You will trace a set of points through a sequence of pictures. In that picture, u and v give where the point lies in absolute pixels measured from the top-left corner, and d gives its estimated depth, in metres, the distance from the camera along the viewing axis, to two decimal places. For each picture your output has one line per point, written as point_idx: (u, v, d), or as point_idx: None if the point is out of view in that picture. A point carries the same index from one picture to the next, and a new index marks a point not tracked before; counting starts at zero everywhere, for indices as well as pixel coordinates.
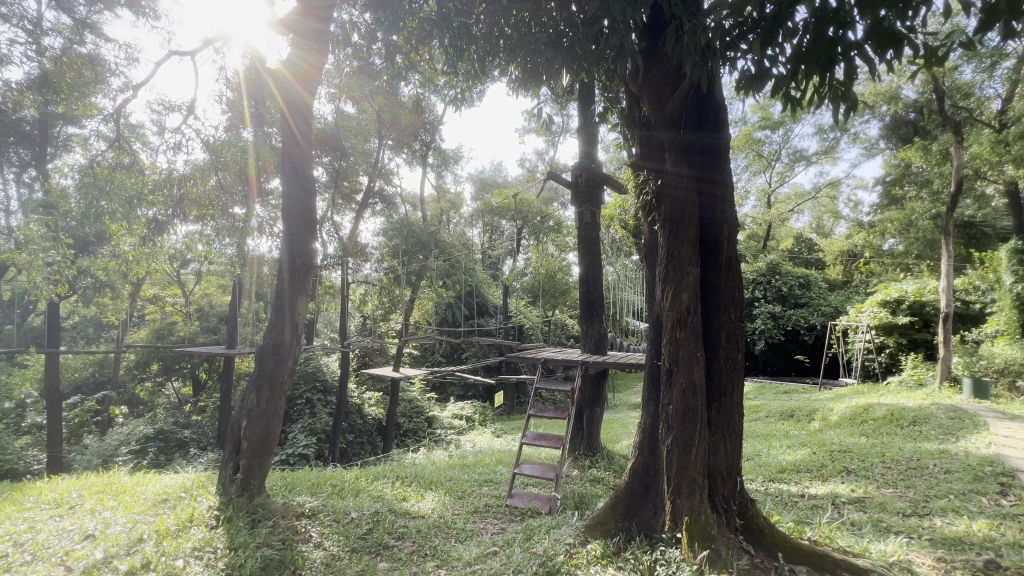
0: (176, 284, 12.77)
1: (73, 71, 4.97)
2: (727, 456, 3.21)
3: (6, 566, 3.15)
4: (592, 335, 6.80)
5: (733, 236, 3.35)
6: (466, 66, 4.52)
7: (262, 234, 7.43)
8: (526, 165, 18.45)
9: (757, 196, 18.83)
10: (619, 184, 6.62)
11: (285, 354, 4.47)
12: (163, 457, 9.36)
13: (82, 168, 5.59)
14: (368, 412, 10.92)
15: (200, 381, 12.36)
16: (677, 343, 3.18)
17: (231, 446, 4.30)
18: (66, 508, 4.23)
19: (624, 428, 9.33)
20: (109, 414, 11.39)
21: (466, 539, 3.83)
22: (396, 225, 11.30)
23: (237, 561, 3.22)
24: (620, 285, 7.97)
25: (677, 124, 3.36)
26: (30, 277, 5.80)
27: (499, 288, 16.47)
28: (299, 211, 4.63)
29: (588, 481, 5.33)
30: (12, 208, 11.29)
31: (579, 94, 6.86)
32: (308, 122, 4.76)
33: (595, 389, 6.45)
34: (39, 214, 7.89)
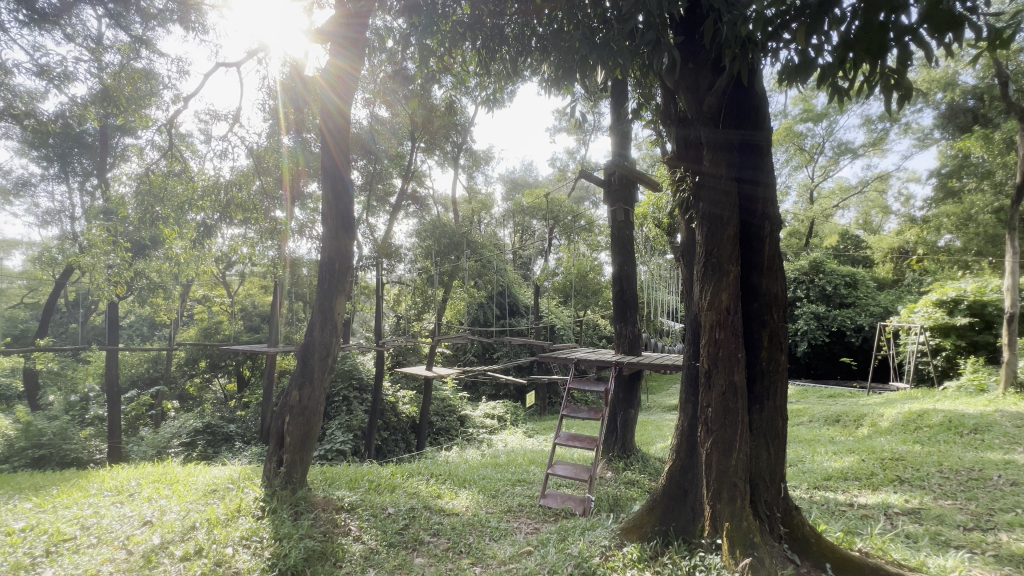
0: (222, 285, 13.43)
1: (132, 85, 5.34)
2: (770, 460, 3.11)
3: (75, 548, 3.37)
4: (625, 336, 6.69)
5: (776, 234, 3.22)
6: (498, 67, 4.54)
7: (301, 237, 7.71)
8: (557, 164, 18.38)
9: (798, 191, 18.09)
10: (653, 181, 6.49)
11: (325, 353, 4.61)
12: (211, 449, 9.83)
13: (138, 176, 5.96)
14: (402, 410, 11.12)
15: (244, 378, 12.94)
16: (717, 343, 3.09)
17: (275, 441, 4.47)
18: (126, 495, 4.51)
19: (658, 430, 9.15)
20: (162, 408, 12.03)
21: (501, 538, 3.84)
22: (429, 226, 11.48)
23: (281, 551, 3.33)
24: (653, 285, 7.84)
25: (715, 119, 3.25)
26: (93, 278, 6.20)
27: (530, 288, 16.48)
28: (337, 213, 4.77)
29: (622, 484, 5.26)
30: (76, 215, 12.14)
31: (611, 92, 6.78)
32: (344, 126, 4.89)
33: (629, 390, 6.35)
34: (102, 220, 8.50)
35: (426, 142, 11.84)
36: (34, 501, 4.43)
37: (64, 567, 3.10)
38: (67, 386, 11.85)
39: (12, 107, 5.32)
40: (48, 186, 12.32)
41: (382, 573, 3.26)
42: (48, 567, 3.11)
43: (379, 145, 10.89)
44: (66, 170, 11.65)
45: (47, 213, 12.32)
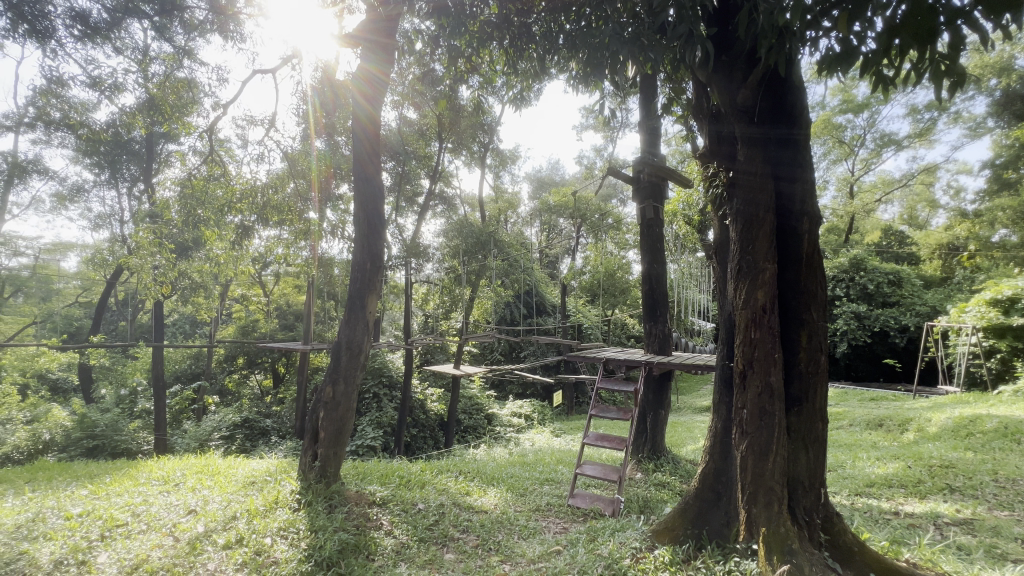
0: (259, 284, 13.90)
1: (176, 94, 5.61)
2: (809, 465, 3.00)
3: (127, 533, 3.57)
4: (655, 335, 6.59)
5: (815, 231, 3.11)
6: (525, 66, 4.57)
7: (334, 237, 7.90)
8: (584, 162, 18.23)
9: (837, 185, 17.36)
10: (684, 177, 6.34)
11: (358, 350, 4.72)
12: (248, 443, 10.22)
13: (181, 181, 6.25)
14: (431, 408, 11.27)
15: (279, 375, 13.37)
16: (753, 343, 3.00)
17: (310, 436, 4.60)
18: (172, 485, 4.73)
19: (688, 432, 8.96)
20: (203, 402, 12.56)
21: (529, 536, 3.85)
22: (456, 226, 11.58)
23: (317, 543, 3.41)
24: (683, 284, 7.67)
25: (750, 113, 3.15)
26: (141, 278, 6.53)
27: (557, 287, 16.41)
28: (369, 214, 4.87)
29: (652, 485, 5.17)
30: (125, 219, 12.79)
31: (641, 88, 6.67)
32: (374, 128, 4.98)
33: (659, 391, 6.24)
34: (147, 223, 8.92)
35: (453, 142, 11.91)
36: (88, 488, 4.70)
37: (118, 551, 3.28)
38: (117, 380, 12.52)
39: (68, 118, 5.65)
40: (100, 191, 13.02)
41: (412, 567, 3.31)
42: (103, 551, 3.30)
43: (407, 146, 11.06)
44: (116, 177, 12.29)
45: (99, 217, 13.07)
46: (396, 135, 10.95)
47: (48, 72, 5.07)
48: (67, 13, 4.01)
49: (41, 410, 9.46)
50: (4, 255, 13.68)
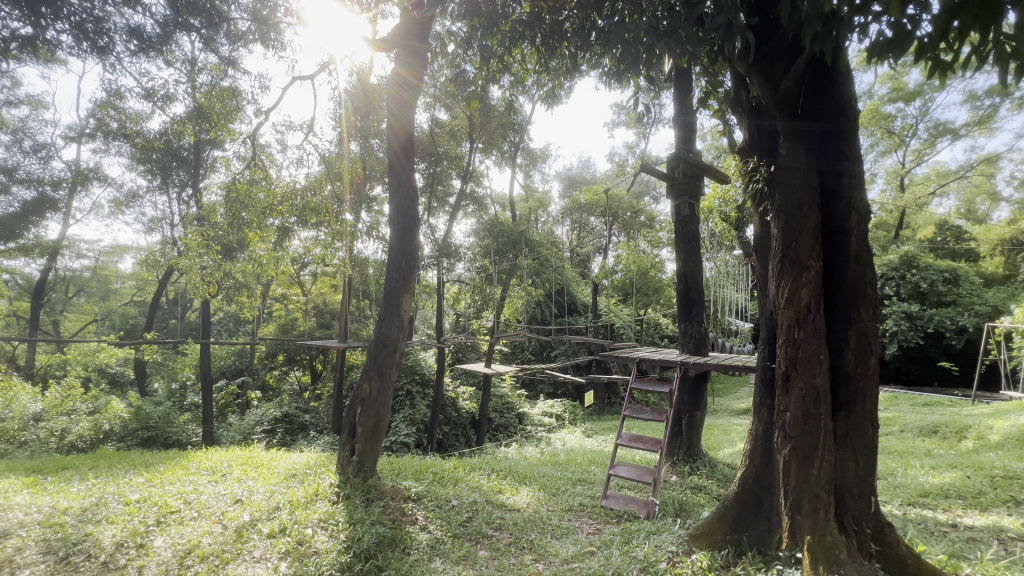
0: (298, 284, 14.38)
1: (221, 102, 5.87)
2: (858, 472, 2.87)
3: (180, 519, 3.78)
4: (691, 335, 6.44)
5: (864, 226, 2.96)
6: (556, 64, 4.55)
7: (368, 238, 8.08)
8: (616, 159, 17.99)
9: (886, 178, 16.44)
10: (721, 172, 6.16)
11: (393, 349, 4.82)
12: (288, 437, 10.63)
13: (226, 185, 6.54)
14: (462, 406, 11.40)
15: (317, 371, 13.80)
16: (796, 344, 2.89)
17: (347, 431, 4.72)
18: (219, 475, 4.97)
19: (724, 435, 8.70)
20: (246, 397, 13.10)
21: (562, 536, 3.83)
22: (487, 225, 11.64)
23: (355, 535, 3.50)
24: (720, 283, 7.44)
25: (793, 105, 3.02)
26: (190, 278, 6.88)
27: (589, 286, 16.26)
28: (403, 215, 4.96)
29: (688, 488, 5.06)
30: (175, 222, 13.47)
31: (675, 82, 6.53)
32: (408, 129, 5.07)
33: (695, 393, 6.09)
34: (196, 225, 9.38)
35: (484, 142, 11.96)
36: (144, 476, 4.99)
37: (172, 536, 3.48)
38: (169, 375, 13.24)
39: (124, 127, 6.00)
40: (153, 197, 13.78)
41: (447, 563, 3.35)
42: (159, 536, 3.50)
43: (438, 146, 11.19)
44: (166, 182, 12.96)
45: (152, 221, 13.86)
46: (428, 136, 11.09)
47: (107, 85, 5.39)
48: (124, 29, 4.18)
49: (102, 401, 9.88)
50: (69, 257, 14.68)
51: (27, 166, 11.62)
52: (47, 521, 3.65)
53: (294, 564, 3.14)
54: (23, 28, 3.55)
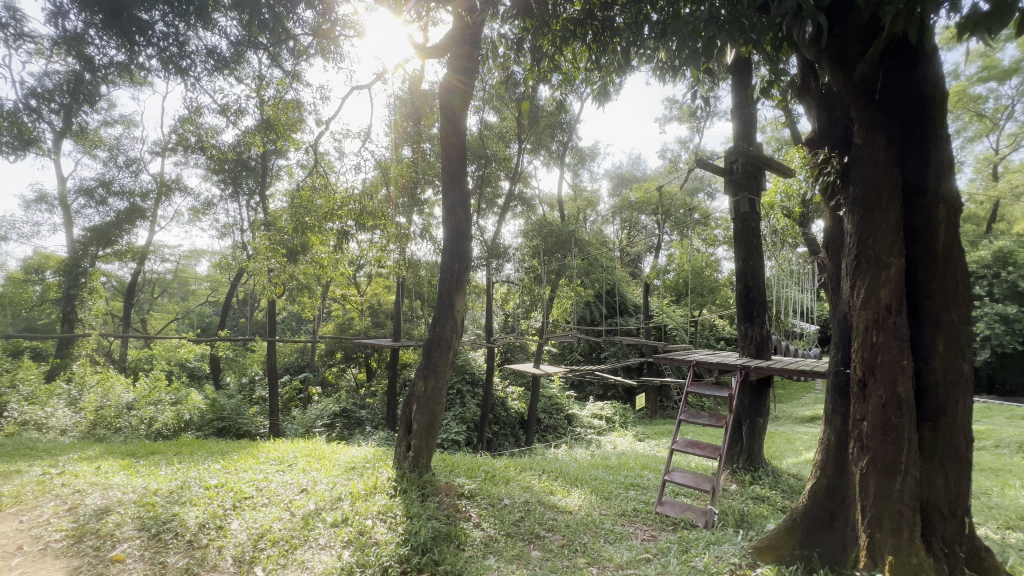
0: (355, 285, 15.01)
1: (287, 114, 6.26)
2: (948, 488, 2.62)
3: (254, 504, 4.05)
4: (752, 338, 6.12)
5: (954, 219, 2.69)
6: (607, 60, 4.48)
7: (421, 240, 8.33)
8: (668, 155, 17.46)
9: (976, 166, 14.86)
10: (785, 165, 5.83)
11: (446, 348, 4.91)
12: (346, 431, 11.14)
13: (291, 192, 6.94)
14: (512, 406, 11.48)
15: (372, 369, 14.34)
16: (875, 348, 2.67)
17: (404, 427, 4.88)
18: (286, 465, 5.29)
19: (788, 444, 8.22)
20: (308, 392, 13.84)
21: (616, 541, 3.77)
22: (536, 226, 11.62)
23: (413, 528, 3.60)
24: (783, 282, 6.98)
25: (870, 89, 2.78)
26: (259, 280, 7.37)
27: (640, 287, 15.88)
28: (456, 217, 5.05)
29: (749, 498, 4.82)
30: (245, 228, 14.45)
31: (733, 72, 6.24)
32: (458, 131, 5.15)
33: (756, 398, 5.78)
34: (263, 230, 10.01)
35: (532, 142, 11.97)
36: (221, 463, 5.40)
37: (246, 520, 3.73)
38: (239, 370, 14.22)
39: (202, 141, 6.52)
40: (226, 205, 14.86)
41: (501, 561, 3.39)
42: (235, 519, 3.77)
43: (487, 148, 11.28)
44: (237, 191, 13.94)
45: (225, 227, 14.95)
46: (477, 139, 11.23)
47: (188, 103, 5.87)
48: (203, 51, 4.51)
49: (183, 393, 10.74)
50: (155, 261, 16.12)
51: (121, 179, 12.83)
52: (141, 500, 4.04)
53: (356, 553, 3.27)
54: (119, 54, 3.88)
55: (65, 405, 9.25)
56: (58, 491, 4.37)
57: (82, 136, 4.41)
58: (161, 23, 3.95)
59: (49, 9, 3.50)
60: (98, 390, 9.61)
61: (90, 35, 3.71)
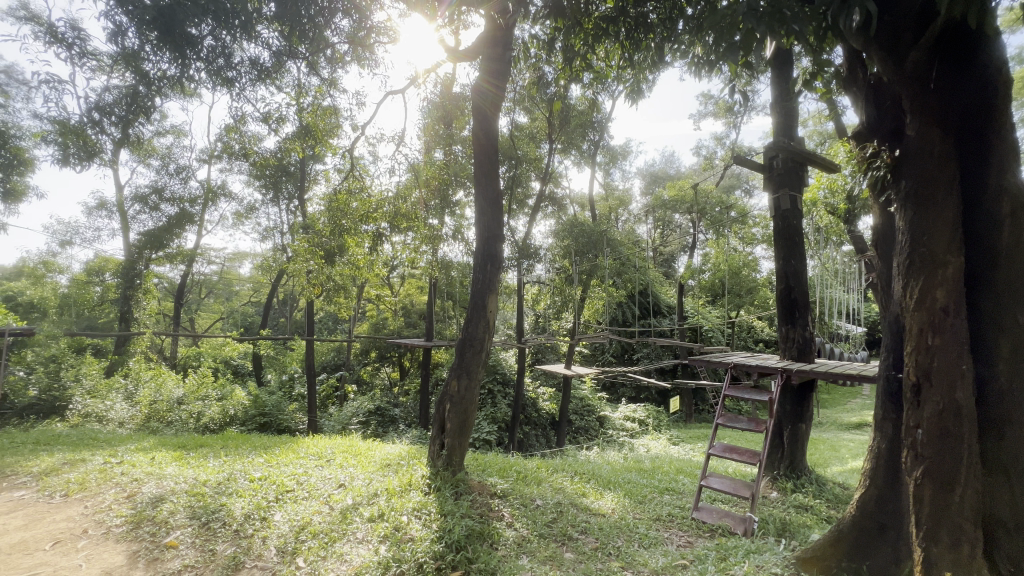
0: (388, 286, 15.33)
1: (325, 120, 6.46)
2: (1013, 503, 2.44)
3: (296, 497, 4.20)
4: (794, 339, 5.90)
5: (1021, 215, 2.51)
6: (641, 56, 4.40)
7: (453, 241, 8.44)
8: (703, 152, 17.00)
9: None
10: (829, 160, 5.60)
11: (479, 348, 4.95)
12: (381, 429, 11.42)
13: (328, 196, 7.17)
14: (543, 406, 11.48)
15: (405, 368, 14.61)
16: (930, 351, 2.52)
17: (437, 426, 4.94)
18: (324, 460, 5.46)
19: (832, 451, 7.87)
20: (344, 390, 14.25)
21: (651, 546, 3.71)
22: (567, 225, 11.42)
23: (447, 526, 3.64)
24: (827, 282, 6.68)
25: (925, 78, 2.63)
26: (298, 281, 7.64)
27: (673, 287, 15.54)
28: (488, 218, 5.09)
29: (791, 506, 4.65)
30: (284, 231, 14.99)
31: (773, 65, 6.04)
32: (490, 132, 5.18)
33: (798, 402, 5.56)
34: (301, 232, 10.36)
35: (563, 142, 11.91)
36: (264, 457, 5.63)
37: (288, 513, 3.87)
38: (279, 367, 14.78)
39: (245, 148, 6.81)
40: (267, 209, 15.45)
41: (534, 561, 3.39)
42: (278, 511, 3.92)
43: (518, 149, 11.27)
44: (277, 196, 14.47)
45: (266, 230, 15.55)
46: (508, 140, 11.26)
47: (232, 112, 6.15)
48: (247, 63, 4.71)
49: (228, 389, 11.23)
50: (203, 263, 16.96)
51: (172, 186, 13.53)
52: (192, 490, 4.26)
53: (392, 548, 3.34)
54: (171, 69, 4.12)
55: (123, 399, 9.85)
56: (118, 479, 4.66)
57: (138, 147, 4.69)
58: (210, 37, 4.16)
59: (110, 29, 3.71)
60: (152, 385, 10.18)
61: (145, 51, 3.91)
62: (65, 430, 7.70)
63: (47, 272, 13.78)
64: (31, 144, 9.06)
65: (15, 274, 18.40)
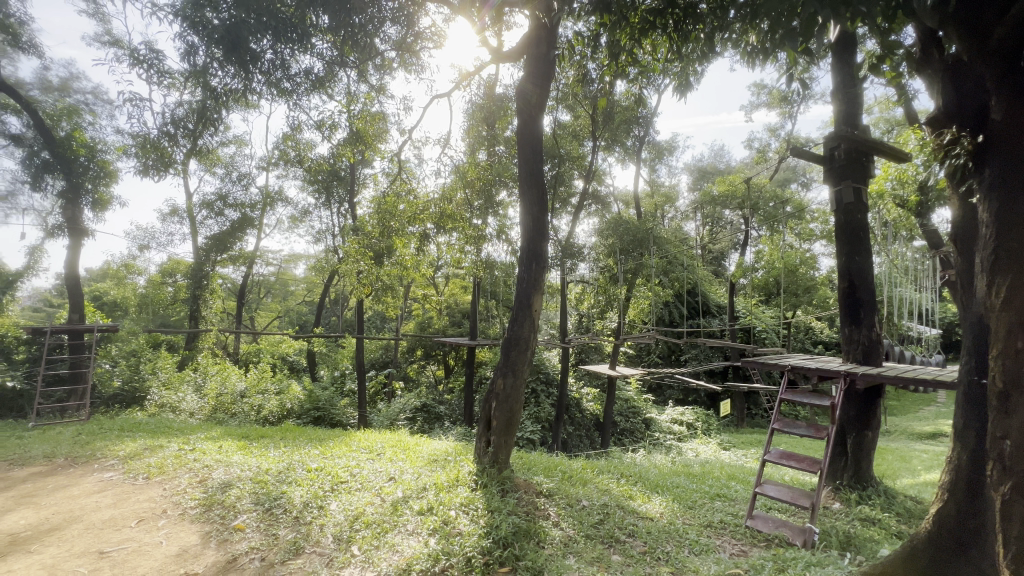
0: (433, 285, 15.65)
1: (373, 126, 6.68)
2: None
3: (350, 488, 4.39)
4: (859, 341, 5.52)
5: None
6: (690, 48, 4.25)
7: (496, 240, 8.52)
8: (755, 145, 16.27)
9: None
10: (899, 148, 5.21)
11: (525, 347, 4.97)
12: (427, 425, 11.75)
13: (377, 199, 7.42)
14: (586, 407, 11.40)
15: (449, 366, 14.89)
16: (1022, 356, 2.27)
17: (483, 424, 4.99)
18: (375, 454, 5.67)
19: (902, 462, 7.32)
20: (392, 387, 14.69)
21: (702, 553, 3.59)
22: (611, 224, 10.88)
23: (494, 522, 3.68)
24: (896, 280, 6.22)
25: (1015, 57, 2.37)
26: (349, 280, 7.96)
27: (723, 286, 14.97)
28: (533, 217, 5.11)
29: (855, 519, 4.37)
30: (335, 233, 15.65)
31: (835, 49, 5.68)
32: (534, 131, 5.18)
33: (864, 408, 5.20)
34: (351, 234, 10.78)
35: (607, 139, 11.73)
36: (319, 449, 5.91)
37: (343, 503, 4.05)
38: (332, 363, 15.46)
39: (301, 155, 7.16)
40: (320, 212, 16.17)
41: (581, 562, 3.37)
42: (335, 500, 4.12)
43: (561, 147, 11.19)
44: (329, 199, 15.11)
45: (319, 232, 16.29)
46: (550, 139, 11.22)
47: (289, 120, 6.49)
48: (304, 75, 4.95)
49: (285, 384, 11.86)
50: (262, 265, 18.00)
51: (234, 192, 14.45)
52: (256, 477, 4.55)
53: (442, 541, 3.43)
54: (236, 83, 4.41)
55: (193, 391, 10.60)
56: (191, 465, 5.03)
57: (206, 156, 5.05)
58: (271, 52, 4.40)
59: (183, 49, 4.02)
60: (218, 379, 10.92)
61: (213, 68, 4.21)
62: (144, 419, 8.38)
63: (128, 273, 15.04)
64: (115, 157, 9.98)
65: (100, 275, 20.22)
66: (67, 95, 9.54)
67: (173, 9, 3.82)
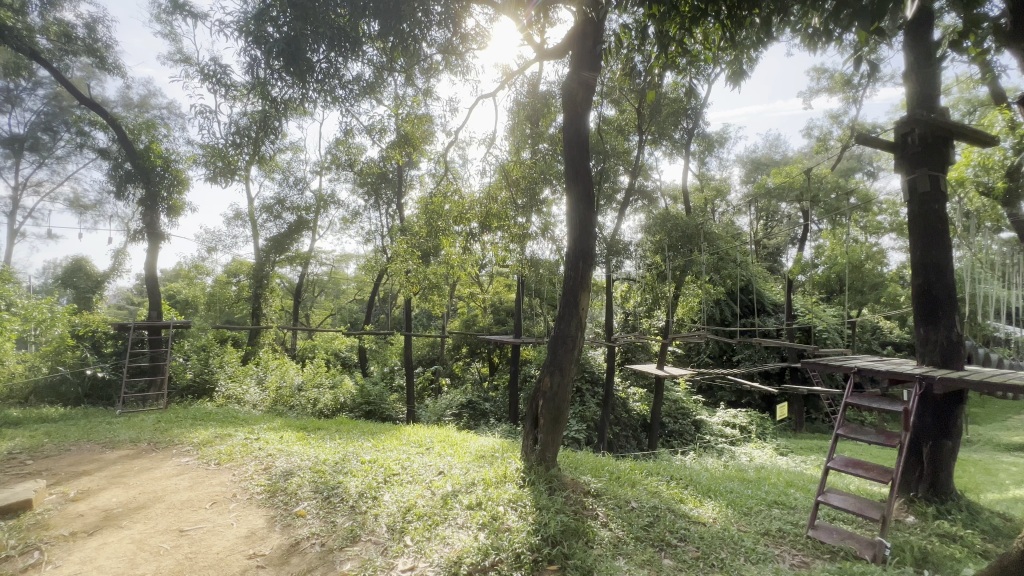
0: (478, 283, 15.81)
1: (420, 128, 6.83)
2: None
3: (401, 480, 4.53)
4: (937, 343, 5.08)
5: None
6: (744, 34, 4.06)
7: (540, 238, 8.50)
8: (815, 133, 15.34)
9: None
10: (984, 132, 4.75)
11: (572, 346, 4.94)
12: (473, 421, 11.93)
13: (424, 199, 7.60)
14: (633, 407, 11.19)
15: (494, 363, 14.99)
16: None
17: (530, 422, 5.01)
18: (424, 448, 5.82)
19: (987, 474, 6.69)
20: (438, 383, 15.01)
21: (760, 562, 3.45)
22: (658, 218, 10.65)
23: (542, 519, 3.69)
24: (979, 276, 5.69)
25: None
26: (398, 279, 8.21)
27: (780, 283, 14.22)
28: (579, 214, 5.05)
29: (933, 535, 4.04)
30: (384, 233, 16.14)
31: (909, 27, 5.25)
32: (579, 126, 5.12)
33: (942, 415, 4.79)
34: (399, 233, 11.09)
35: (654, 133, 11.41)
36: (372, 442, 6.13)
37: (396, 494, 4.18)
38: (381, 359, 15.97)
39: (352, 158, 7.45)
40: (370, 213, 16.72)
41: (631, 564, 3.32)
42: (388, 491, 4.27)
43: (606, 143, 10.98)
44: (378, 201, 15.55)
45: (369, 232, 16.85)
46: (595, 135, 11.03)
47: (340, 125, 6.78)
48: (356, 82, 5.15)
49: (337, 378, 12.36)
50: (316, 265, 18.84)
51: (291, 196, 15.23)
52: (315, 467, 4.80)
53: (491, 535, 3.48)
54: (294, 93, 4.65)
55: (256, 383, 11.28)
56: (255, 453, 5.37)
57: (266, 163, 5.36)
58: (326, 62, 4.60)
59: (247, 63, 4.27)
60: (278, 373, 11.58)
61: (273, 80, 4.45)
62: (214, 410, 9.03)
63: (198, 274, 16.20)
64: (186, 166, 10.74)
65: (174, 276, 21.92)
66: (145, 111, 10.38)
67: (238, 25, 4.08)
